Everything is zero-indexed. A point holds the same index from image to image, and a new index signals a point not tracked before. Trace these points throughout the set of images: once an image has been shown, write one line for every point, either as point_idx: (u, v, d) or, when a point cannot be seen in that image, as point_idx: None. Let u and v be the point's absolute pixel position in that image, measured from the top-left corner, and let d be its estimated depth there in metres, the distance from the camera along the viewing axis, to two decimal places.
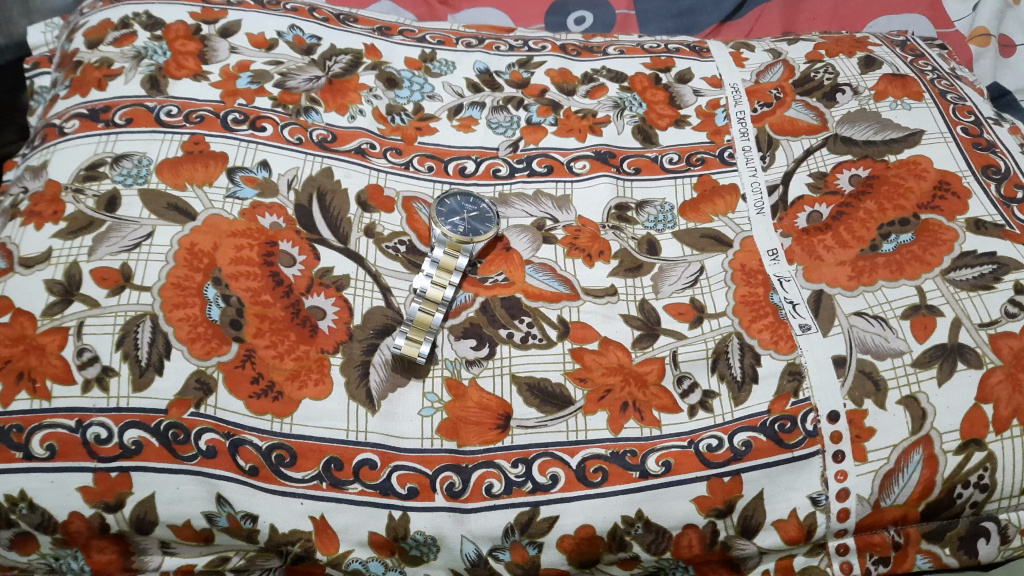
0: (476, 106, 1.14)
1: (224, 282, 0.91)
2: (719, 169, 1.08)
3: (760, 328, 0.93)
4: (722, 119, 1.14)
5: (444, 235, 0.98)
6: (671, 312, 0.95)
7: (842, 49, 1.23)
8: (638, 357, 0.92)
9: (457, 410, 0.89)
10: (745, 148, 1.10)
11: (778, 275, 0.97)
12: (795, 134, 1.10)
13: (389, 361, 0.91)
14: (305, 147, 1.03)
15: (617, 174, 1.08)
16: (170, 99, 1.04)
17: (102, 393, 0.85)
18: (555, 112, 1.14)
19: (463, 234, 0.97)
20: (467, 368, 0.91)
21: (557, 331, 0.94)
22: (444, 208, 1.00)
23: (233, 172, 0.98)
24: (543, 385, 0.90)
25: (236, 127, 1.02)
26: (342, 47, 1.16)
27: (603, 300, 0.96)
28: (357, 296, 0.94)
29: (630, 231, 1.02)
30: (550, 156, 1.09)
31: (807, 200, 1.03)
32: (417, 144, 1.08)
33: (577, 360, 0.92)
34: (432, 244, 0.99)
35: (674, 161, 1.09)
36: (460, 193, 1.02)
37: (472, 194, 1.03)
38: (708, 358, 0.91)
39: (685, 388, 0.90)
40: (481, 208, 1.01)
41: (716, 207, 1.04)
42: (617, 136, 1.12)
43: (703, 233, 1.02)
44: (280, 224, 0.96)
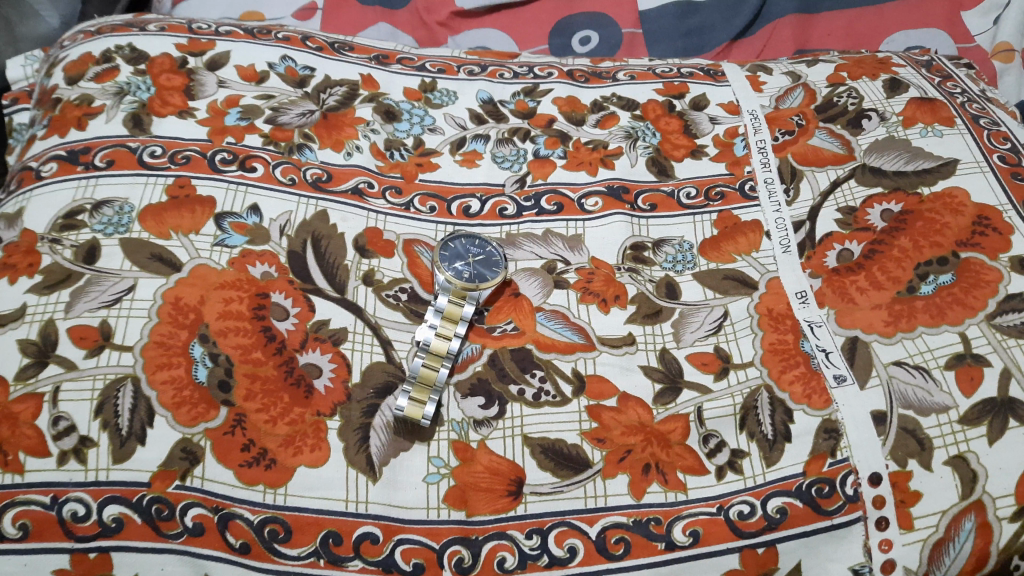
0: (480, 139, 1.07)
1: (213, 339, 0.84)
2: (740, 204, 1.01)
3: (791, 380, 0.86)
4: (741, 149, 1.07)
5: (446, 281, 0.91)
6: (694, 363, 0.88)
7: (864, 71, 1.16)
8: (660, 414, 0.86)
9: (465, 476, 0.82)
10: (767, 180, 1.03)
11: (808, 320, 0.90)
12: (820, 165, 1.03)
13: (391, 423, 0.84)
14: (298, 189, 0.96)
15: (632, 211, 1.01)
16: (154, 139, 0.98)
17: (80, 466, 0.78)
18: (564, 144, 1.08)
19: (467, 280, 0.90)
20: (475, 429, 0.85)
21: (572, 386, 0.87)
22: (446, 252, 0.93)
23: (221, 217, 0.92)
24: (558, 448, 0.84)
25: (224, 168, 0.96)
26: (336, 78, 1.09)
27: (621, 351, 0.89)
28: (356, 351, 0.87)
29: (646, 273, 0.96)
30: (559, 193, 1.03)
31: (836, 237, 0.96)
32: (418, 182, 1.02)
33: (595, 419, 0.85)
34: (435, 292, 0.92)
35: (692, 196, 1.03)
36: (465, 234, 0.95)
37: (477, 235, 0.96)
38: (736, 415, 0.85)
39: (712, 448, 0.84)
40: (486, 251, 0.94)
41: (738, 245, 0.97)
42: (631, 169, 1.06)
43: (725, 274, 0.95)
44: (272, 273, 0.90)
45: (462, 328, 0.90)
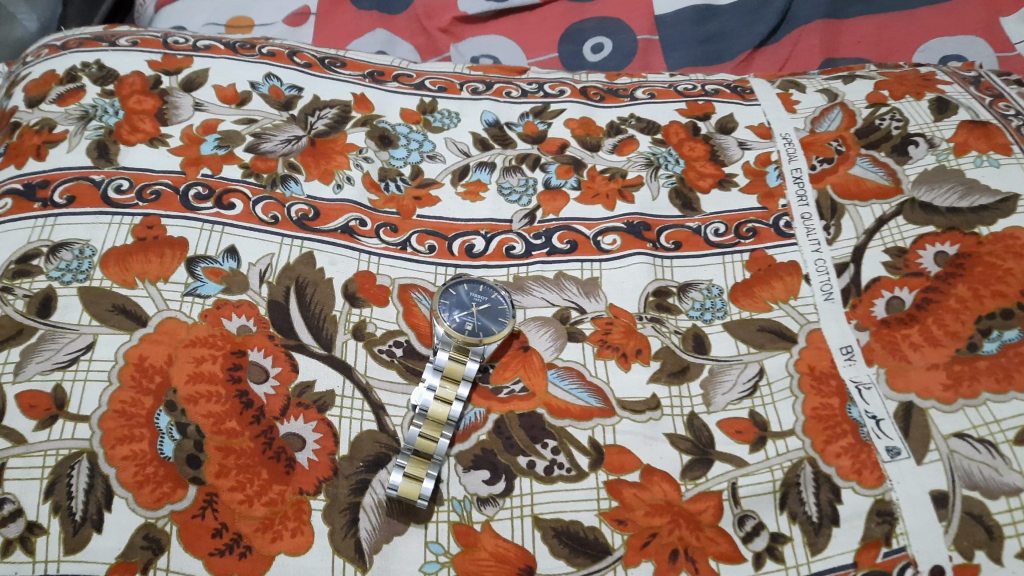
0: (485, 167, 0.97)
1: (181, 406, 0.74)
2: (774, 242, 0.91)
3: (837, 452, 0.76)
4: (773, 179, 0.97)
5: (444, 336, 0.80)
6: (726, 430, 0.78)
7: (907, 89, 1.05)
8: (688, 492, 0.75)
9: (467, 565, 0.72)
10: (805, 216, 0.93)
11: (855, 380, 0.80)
12: (863, 199, 0.93)
13: (383, 503, 0.74)
14: (281, 228, 0.86)
15: (654, 251, 0.91)
16: (121, 171, 0.87)
17: (27, 557, 0.68)
18: (577, 172, 0.97)
19: (468, 334, 0.80)
20: (479, 508, 0.74)
21: (589, 459, 0.76)
22: (446, 300, 0.83)
23: (193, 262, 0.82)
24: (573, 531, 0.73)
25: (199, 204, 0.86)
26: (326, 98, 0.99)
27: (644, 417, 0.79)
28: (344, 418, 0.77)
29: (671, 323, 0.85)
30: (573, 229, 0.93)
31: (884, 282, 0.86)
32: (415, 218, 0.91)
33: (615, 497, 0.75)
34: (434, 346, 0.82)
35: (720, 233, 0.92)
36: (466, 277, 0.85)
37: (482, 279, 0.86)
38: (775, 493, 0.75)
39: (748, 530, 0.74)
40: (491, 298, 0.84)
41: (774, 291, 0.87)
42: (652, 202, 0.95)
43: (760, 325, 0.84)
44: (250, 326, 0.80)
45: (464, 387, 0.80)
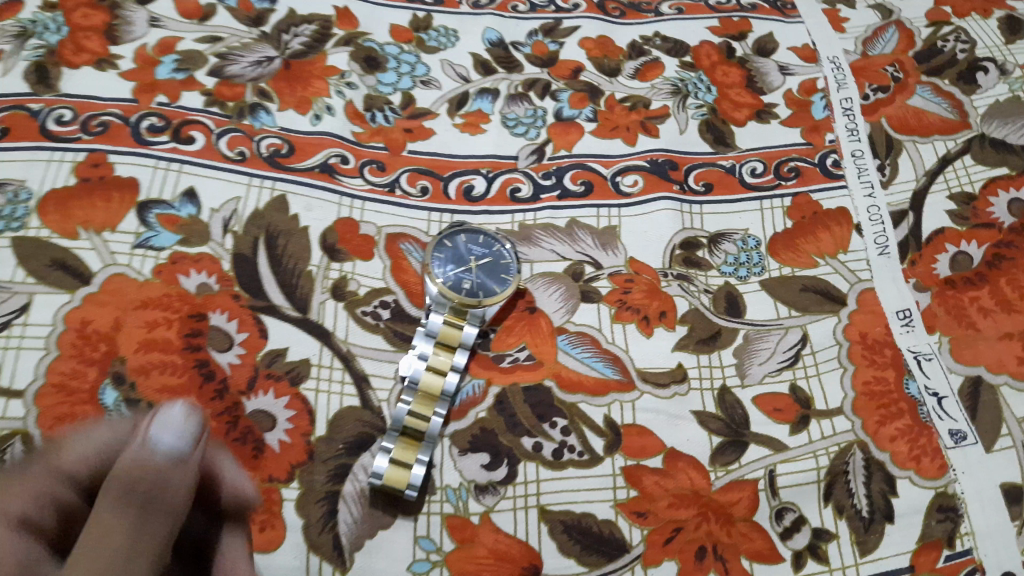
0: (487, 95, 0.84)
1: (130, 379, 0.64)
2: (820, 184, 0.79)
3: (892, 436, 0.66)
4: (820, 110, 0.84)
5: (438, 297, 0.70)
6: (763, 408, 0.68)
7: (973, 5, 0.90)
8: (718, 480, 0.65)
9: (462, 565, 0.62)
10: (855, 153, 0.80)
11: (914, 351, 0.69)
12: (923, 134, 0.80)
13: (366, 492, 0.64)
14: (249, 166, 0.74)
15: (681, 194, 0.79)
16: (63, 99, 0.75)
17: None
18: (594, 102, 0.85)
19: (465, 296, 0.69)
20: (477, 498, 0.64)
21: (604, 441, 0.66)
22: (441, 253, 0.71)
23: (145, 208, 0.71)
24: (586, 525, 0.64)
25: (152, 139, 0.74)
26: (303, 13, 0.85)
27: (669, 392, 0.68)
28: (320, 393, 0.66)
29: (699, 281, 0.74)
30: (588, 168, 0.80)
31: (948, 235, 0.74)
32: (405, 155, 0.79)
33: (634, 486, 0.65)
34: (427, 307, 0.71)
35: (758, 173, 0.80)
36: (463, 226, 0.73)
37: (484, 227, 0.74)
38: (819, 483, 0.65)
39: (788, 526, 0.64)
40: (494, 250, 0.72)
41: (820, 244, 0.75)
42: (680, 137, 0.83)
43: (804, 284, 0.73)
44: (211, 285, 0.69)
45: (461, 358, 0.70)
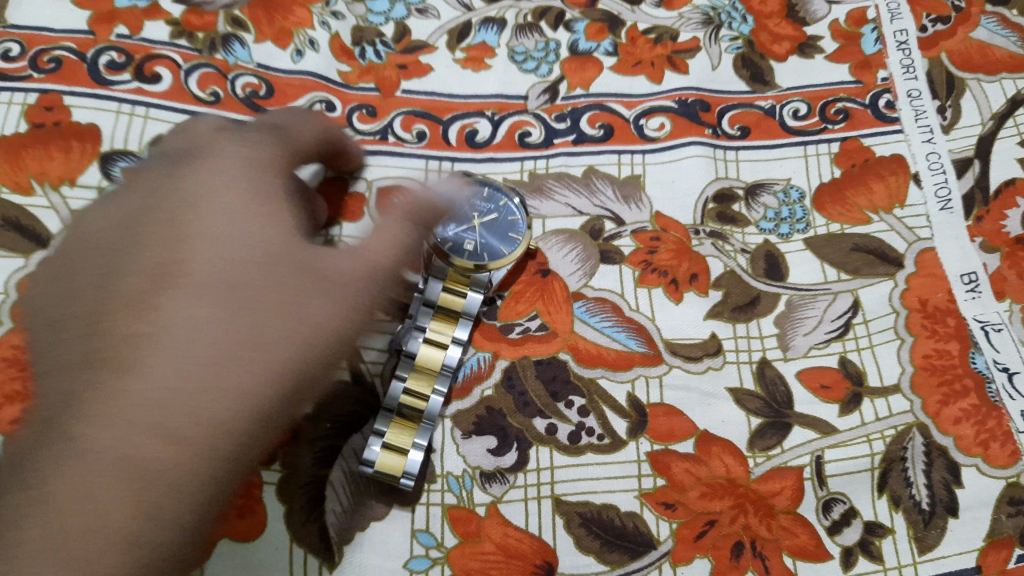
0: (492, 25, 0.74)
1: None
2: (872, 129, 0.70)
3: (956, 417, 0.58)
4: (871, 44, 0.74)
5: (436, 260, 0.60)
6: (808, 385, 0.60)
7: None
8: (758, 468, 0.57)
9: (467, 562, 0.54)
10: (911, 93, 0.71)
11: (981, 320, 0.61)
12: (990, 72, 0.71)
13: (357, 477, 0.56)
14: (224, 107, 0.66)
15: (714, 139, 0.70)
16: (9, 31, 0.65)
17: None
18: (614, 33, 0.75)
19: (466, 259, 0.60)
20: (483, 486, 0.56)
21: (628, 423, 0.59)
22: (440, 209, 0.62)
23: (109, 160, 0.62)
24: (606, 519, 0.56)
25: (114, 78, 0.65)
26: None
27: (701, 367, 0.60)
28: None
29: (735, 239, 0.65)
30: (607, 109, 0.71)
31: (1020, 187, 0.66)
32: (399, 95, 0.70)
33: (661, 473, 0.57)
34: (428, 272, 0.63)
35: (802, 116, 0.71)
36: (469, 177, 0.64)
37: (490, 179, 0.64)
38: (872, 471, 0.57)
39: (837, 520, 0.56)
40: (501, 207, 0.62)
41: (873, 197, 0.66)
42: (712, 74, 0.73)
43: (855, 243, 0.65)
44: None
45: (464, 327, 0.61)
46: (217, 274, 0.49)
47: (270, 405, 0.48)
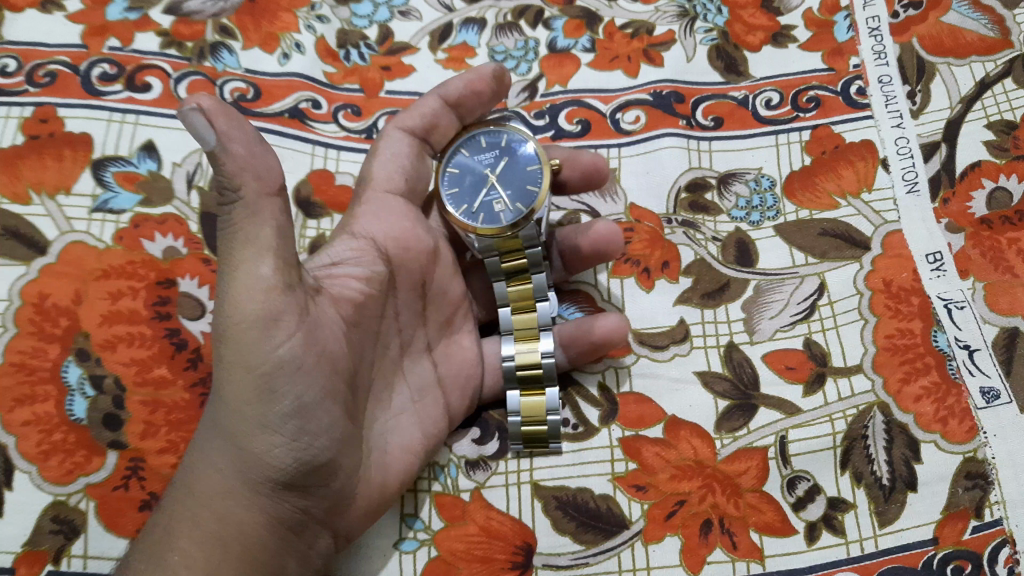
0: (473, 26, 0.77)
1: (95, 355, 0.60)
2: (843, 114, 0.71)
3: (916, 395, 0.60)
4: (843, 31, 0.75)
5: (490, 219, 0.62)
6: (775, 366, 0.62)
7: None
8: (725, 449, 0.60)
9: (452, 544, 0.58)
10: (883, 79, 0.73)
11: (944, 298, 0.63)
12: (959, 55, 0.72)
13: (438, 471, 0.60)
14: None
15: (688, 129, 0.72)
16: (7, 48, 0.70)
17: None
18: (591, 29, 0.77)
19: (481, 224, 0.61)
20: (468, 474, 0.60)
21: (599, 412, 0.62)
22: (451, 176, 0.62)
23: (101, 166, 0.66)
24: (580, 501, 0.59)
25: (105, 88, 0.69)
26: None
27: (667, 356, 0.63)
28: None
29: (707, 227, 0.68)
30: (585, 104, 0.74)
31: (985, 168, 0.67)
32: (383, 96, 0.73)
33: (632, 458, 0.60)
34: (511, 177, 0.62)
35: (774, 104, 0.73)
36: (508, 182, 0.62)
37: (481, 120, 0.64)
38: (835, 449, 0.59)
39: (801, 496, 0.58)
40: (502, 144, 0.62)
41: (842, 181, 0.69)
42: (686, 66, 0.75)
43: (823, 227, 0.67)
44: (179, 249, 0.64)
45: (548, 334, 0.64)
46: (291, 380, 0.47)
47: (296, 475, 0.49)
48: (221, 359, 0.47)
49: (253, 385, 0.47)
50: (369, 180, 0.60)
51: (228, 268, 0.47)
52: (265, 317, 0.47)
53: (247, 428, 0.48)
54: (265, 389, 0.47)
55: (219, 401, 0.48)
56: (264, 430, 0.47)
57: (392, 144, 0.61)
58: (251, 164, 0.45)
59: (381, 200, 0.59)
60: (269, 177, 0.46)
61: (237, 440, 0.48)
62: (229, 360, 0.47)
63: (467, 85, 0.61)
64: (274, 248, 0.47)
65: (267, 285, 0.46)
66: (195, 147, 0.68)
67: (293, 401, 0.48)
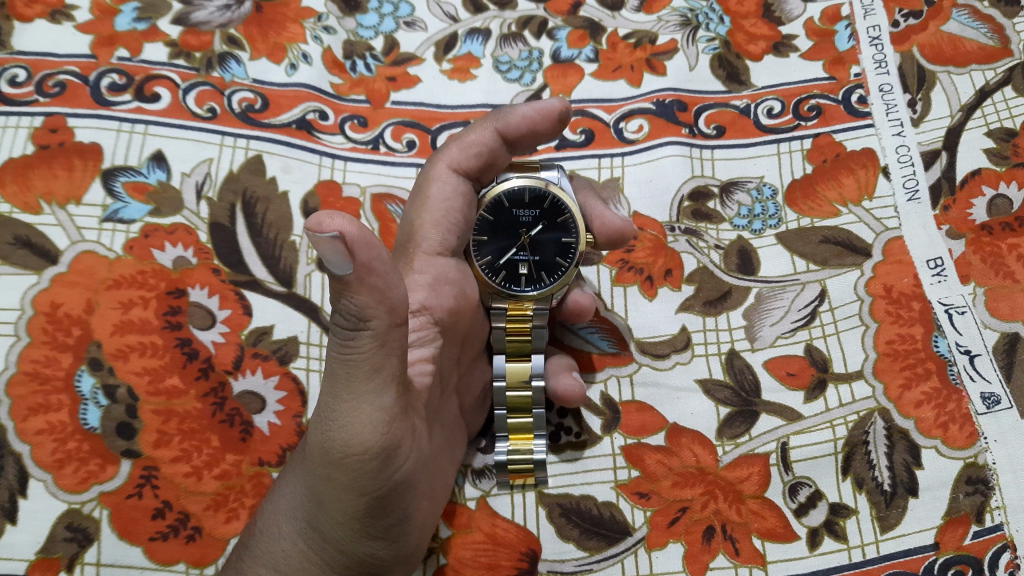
0: (477, 36, 0.78)
1: (107, 364, 0.61)
2: (844, 123, 0.72)
3: (917, 402, 0.61)
4: (845, 40, 0.76)
5: (509, 279, 0.61)
6: (777, 373, 0.63)
7: None
8: (727, 456, 0.61)
9: (459, 551, 0.58)
10: (884, 88, 0.73)
11: (945, 303, 0.64)
12: (959, 64, 0.73)
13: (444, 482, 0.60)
14: (220, 123, 0.70)
15: (691, 138, 0.73)
16: (17, 59, 0.71)
17: None
18: (594, 39, 0.78)
19: (501, 284, 0.61)
20: (473, 482, 0.61)
21: (602, 420, 0.63)
22: (483, 223, 0.61)
23: (111, 176, 0.67)
24: (584, 509, 0.60)
25: (115, 98, 0.70)
26: None
27: (668, 365, 0.64)
28: (312, 371, 0.63)
29: (709, 236, 0.69)
30: (588, 113, 0.75)
31: (985, 176, 0.68)
32: (389, 106, 0.74)
33: (635, 465, 0.61)
34: (541, 237, 0.61)
35: (775, 113, 0.73)
36: (539, 246, 0.61)
37: (529, 174, 0.62)
38: (836, 455, 0.60)
39: (803, 502, 0.59)
40: (543, 206, 0.61)
41: (843, 189, 0.69)
42: (689, 75, 0.76)
43: (824, 235, 0.68)
44: (188, 258, 0.65)
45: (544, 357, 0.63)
46: (396, 487, 0.48)
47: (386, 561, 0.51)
48: (330, 479, 0.46)
49: (365, 502, 0.47)
50: (417, 239, 0.57)
51: (342, 398, 0.44)
52: (385, 448, 0.45)
53: (349, 532, 0.48)
54: (374, 498, 0.47)
55: (319, 512, 0.48)
56: (365, 532, 0.49)
57: (442, 187, 0.58)
58: (384, 295, 0.41)
59: (434, 263, 0.57)
60: (401, 308, 0.42)
61: (337, 535, 0.49)
62: (340, 488, 0.46)
63: (528, 124, 0.58)
64: (394, 377, 0.44)
65: (385, 413, 0.45)
66: (203, 158, 0.69)
67: (397, 499, 0.49)
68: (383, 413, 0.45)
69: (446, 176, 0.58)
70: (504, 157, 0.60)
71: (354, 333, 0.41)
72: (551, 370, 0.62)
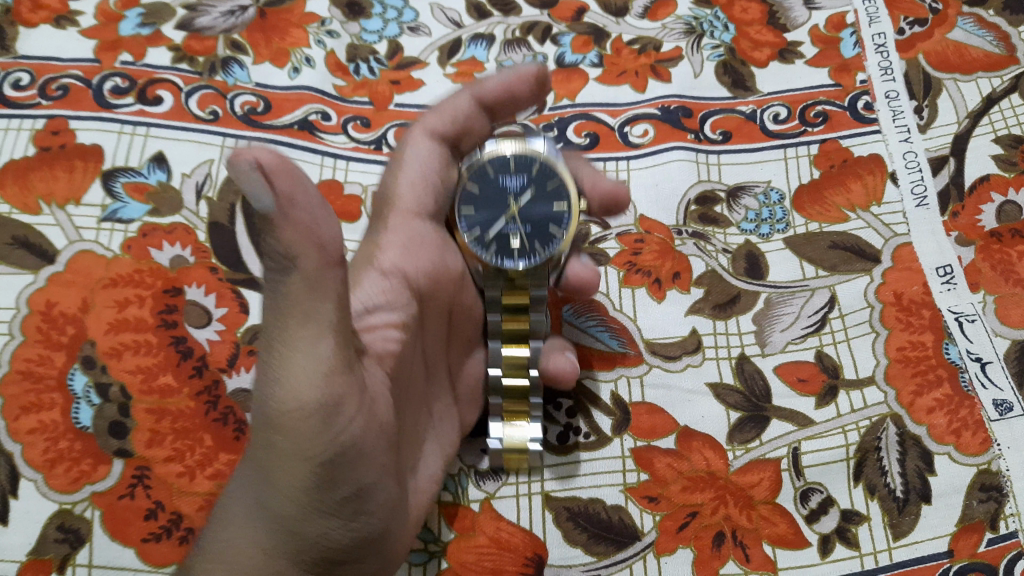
0: (481, 42, 0.78)
1: (102, 363, 0.60)
2: (851, 129, 0.72)
3: (930, 407, 0.60)
4: (850, 48, 0.76)
5: (501, 253, 0.59)
6: (786, 378, 0.62)
7: None
8: (738, 460, 0.59)
9: (462, 555, 0.57)
10: (890, 94, 0.73)
11: (955, 310, 0.63)
12: (965, 71, 0.73)
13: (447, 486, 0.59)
14: (223, 125, 0.70)
15: (697, 143, 0.72)
16: (20, 62, 0.71)
17: None
18: (599, 45, 0.78)
19: (494, 257, 0.59)
20: (478, 484, 0.59)
21: (611, 421, 0.61)
22: (469, 196, 0.58)
23: (111, 177, 0.66)
24: (592, 512, 0.58)
25: (117, 101, 0.70)
26: None
27: (680, 366, 0.63)
28: None
29: (717, 239, 0.68)
30: (593, 118, 0.74)
31: (994, 182, 0.68)
32: (393, 110, 0.74)
33: (644, 468, 0.59)
34: (533, 210, 0.59)
35: (782, 119, 0.73)
36: (531, 218, 0.59)
37: (516, 138, 0.59)
38: (847, 461, 0.59)
39: (815, 508, 0.58)
40: (532, 172, 0.58)
41: (851, 195, 0.69)
42: (694, 81, 0.76)
43: (833, 241, 0.67)
44: (186, 257, 0.64)
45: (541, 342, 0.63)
46: (356, 457, 0.43)
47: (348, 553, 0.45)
48: (270, 444, 0.41)
49: (310, 472, 0.41)
50: (393, 200, 0.59)
51: (275, 347, 0.40)
52: (327, 404, 0.40)
53: (301, 513, 0.42)
54: (328, 471, 0.42)
55: (266, 491, 0.43)
56: (317, 512, 0.42)
57: (416, 150, 0.59)
58: (315, 233, 0.37)
59: (408, 224, 0.58)
60: (334, 249, 0.38)
61: (286, 522, 0.43)
62: (284, 455, 0.41)
63: (504, 87, 0.59)
64: (335, 326, 0.40)
65: (327, 365, 0.40)
66: (205, 160, 0.68)
67: (356, 476, 0.43)
68: (327, 370, 0.40)
69: (423, 140, 0.59)
70: (483, 124, 0.61)
71: (284, 274, 0.38)
72: (544, 352, 0.62)
